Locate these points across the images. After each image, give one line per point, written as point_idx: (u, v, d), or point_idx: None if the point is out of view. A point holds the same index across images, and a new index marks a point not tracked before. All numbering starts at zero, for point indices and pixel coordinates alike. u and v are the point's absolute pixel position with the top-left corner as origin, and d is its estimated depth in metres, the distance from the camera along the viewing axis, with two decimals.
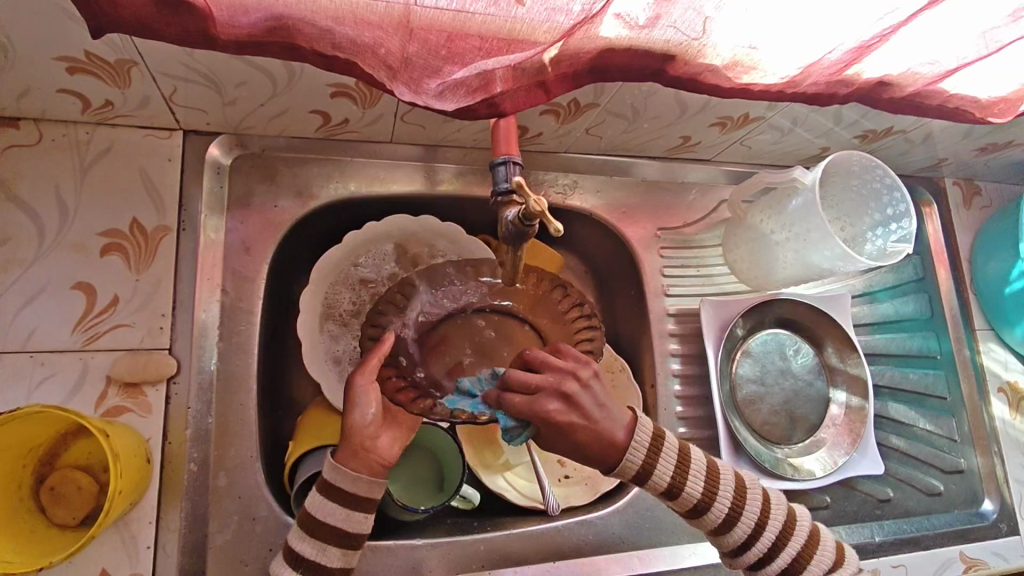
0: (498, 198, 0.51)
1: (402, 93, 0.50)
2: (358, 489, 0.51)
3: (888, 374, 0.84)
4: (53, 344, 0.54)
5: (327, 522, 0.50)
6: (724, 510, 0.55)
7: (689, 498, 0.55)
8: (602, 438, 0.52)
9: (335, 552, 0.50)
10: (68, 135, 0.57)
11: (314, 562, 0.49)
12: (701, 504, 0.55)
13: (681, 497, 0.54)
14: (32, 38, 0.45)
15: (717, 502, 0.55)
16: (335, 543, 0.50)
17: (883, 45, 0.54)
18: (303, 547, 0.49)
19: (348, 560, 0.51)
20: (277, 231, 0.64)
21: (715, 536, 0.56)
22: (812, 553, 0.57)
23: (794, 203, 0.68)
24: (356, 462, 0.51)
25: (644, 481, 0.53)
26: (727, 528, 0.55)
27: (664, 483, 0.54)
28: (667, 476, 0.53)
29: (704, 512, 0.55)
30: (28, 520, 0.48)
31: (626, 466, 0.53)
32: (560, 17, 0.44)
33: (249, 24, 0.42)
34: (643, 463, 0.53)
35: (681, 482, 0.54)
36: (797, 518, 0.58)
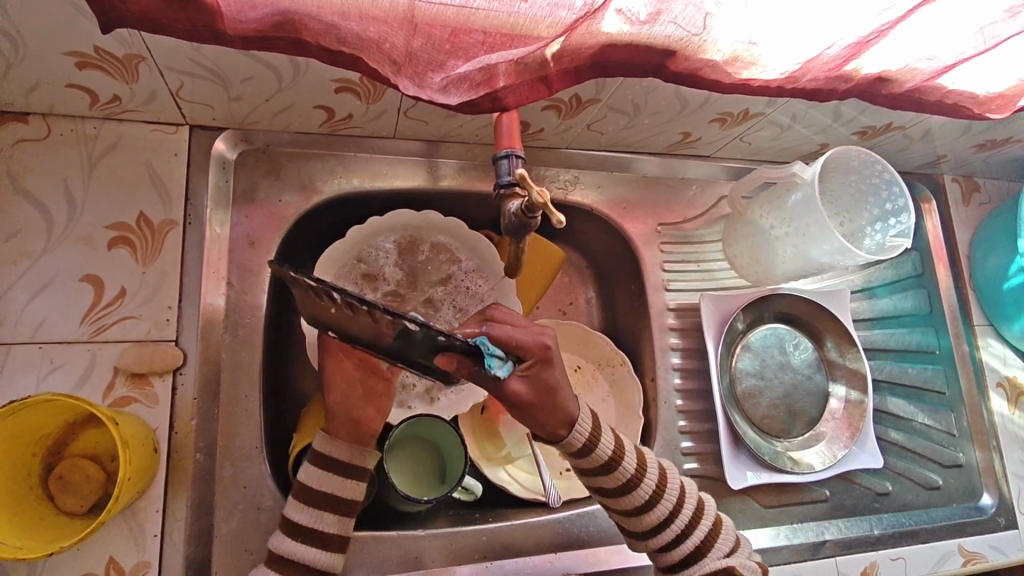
0: (500, 190, 0.52)
1: (407, 87, 0.51)
2: (349, 455, 0.54)
3: (887, 369, 0.85)
4: (61, 335, 0.55)
5: (325, 490, 0.52)
6: (651, 487, 0.55)
7: (620, 475, 0.54)
8: (564, 407, 0.52)
9: (332, 518, 0.52)
10: (76, 129, 0.58)
11: (310, 529, 0.51)
12: (631, 482, 0.54)
13: (617, 471, 0.54)
14: (43, 33, 0.45)
15: (646, 479, 0.55)
16: (329, 509, 0.52)
17: (882, 40, 0.54)
18: (301, 515, 0.51)
19: (344, 527, 0.53)
20: (282, 225, 0.65)
21: (636, 514, 0.55)
22: (717, 538, 0.57)
23: (794, 197, 0.68)
24: (347, 432, 0.55)
25: (587, 454, 0.53)
26: (651, 504, 0.55)
27: (605, 456, 0.53)
28: (609, 450, 0.54)
29: (631, 488, 0.54)
30: (37, 508, 0.49)
31: (576, 438, 0.52)
32: (562, 12, 0.45)
33: (256, 19, 0.43)
34: (589, 436, 0.53)
35: (618, 460, 0.54)
36: (706, 505, 0.59)
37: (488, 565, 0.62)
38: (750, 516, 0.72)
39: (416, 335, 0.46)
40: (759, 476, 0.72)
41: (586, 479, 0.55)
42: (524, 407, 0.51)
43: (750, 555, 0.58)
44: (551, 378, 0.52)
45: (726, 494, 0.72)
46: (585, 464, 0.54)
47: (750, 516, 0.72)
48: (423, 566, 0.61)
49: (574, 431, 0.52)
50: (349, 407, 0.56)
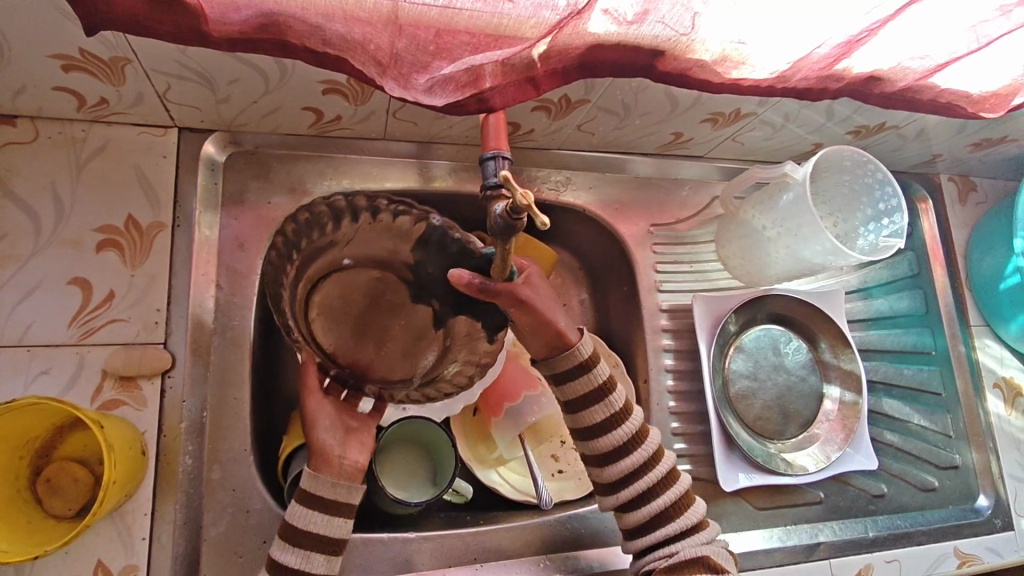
0: (487, 193, 0.50)
1: (392, 89, 0.51)
2: (338, 494, 0.53)
3: (882, 370, 0.84)
4: (49, 338, 0.55)
5: (308, 528, 0.51)
6: (630, 429, 0.58)
7: (609, 406, 0.58)
8: (557, 320, 0.59)
9: (319, 558, 0.51)
10: (64, 132, 0.58)
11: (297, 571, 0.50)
12: (617, 414, 0.58)
13: (606, 401, 0.59)
14: (29, 37, 0.45)
15: (628, 421, 0.59)
16: (318, 549, 0.51)
17: (871, 40, 0.54)
18: (287, 556, 0.50)
19: (331, 566, 0.52)
20: (271, 227, 0.65)
21: (614, 457, 0.58)
22: (684, 510, 0.59)
23: (786, 197, 0.68)
24: (333, 470, 0.54)
25: (585, 372, 0.59)
26: (628, 450, 0.58)
27: (599, 380, 0.59)
28: (603, 375, 0.59)
29: (614, 425, 0.58)
30: (24, 511, 0.49)
31: (579, 355, 0.59)
32: (546, 13, 0.45)
33: (239, 21, 0.43)
34: (587, 356, 0.60)
35: (610, 388, 0.59)
36: (681, 477, 0.60)
37: (478, 568, 0.62)
38: (744, 519, 0.72)
39: (434, 236, 0.59)
40: (753, 478, 0.71)
41: (575, 407, 0.59)
42: (530, 302, 0.57)
43: (718, 540, 0.60)
44: (539, 289, 0.60)
45: (719, 497, 0.72)
46: (581, 386, 0.59)
47: (742, 518, 0.72)
48: (413, 569, 0.61)
49: (576, 346, 0.59)
50: (338, 441, 0.56)
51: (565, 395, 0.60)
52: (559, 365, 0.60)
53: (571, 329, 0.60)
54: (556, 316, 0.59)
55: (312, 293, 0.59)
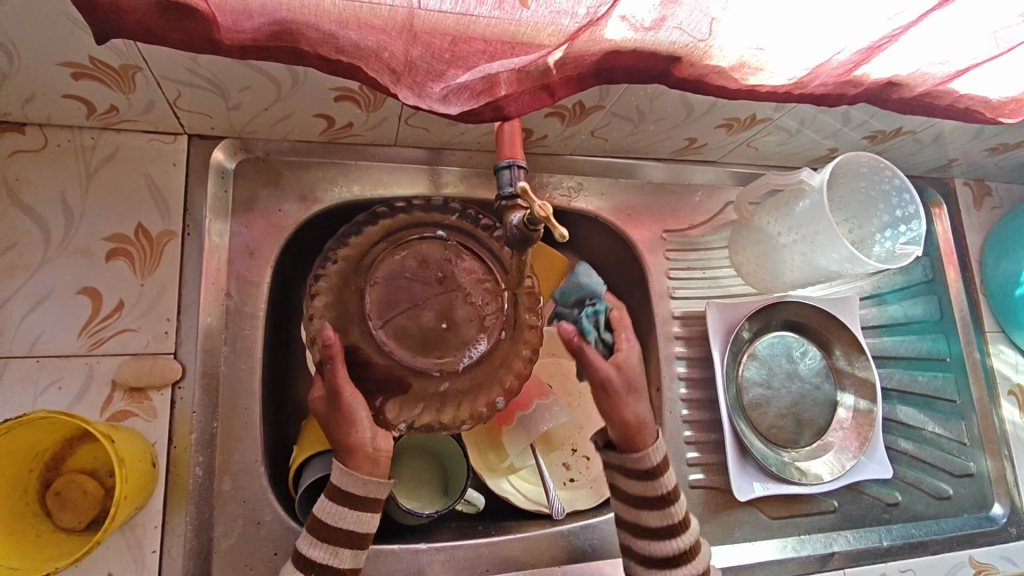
0: (503, 203, 0.51)
1: (406, 97, 0.50)
2: (368, 490, 0.52)
3: (896, 377, 0.83)
4: (58, 349, 0.54)
5: (341, 525, 0.51)
6: (684, 544, 0.60)
7: (670, 517, 0.60)
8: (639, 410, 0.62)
9: (347, 554, 0.51)
10: (73, 140, 0.57)
11: (325, 566, 0.50)
12: (677, 526, 0.60)
13: (666, 510, 0.60)
14: (39, 46, 0.45)
15: (681, 535, 0.60)
16: (345, 544, 0.51)
17: (892, 46, 0.53)
18: (315, 551, 0.50)
19: (359, 561, 0.52)
20: (280, 235, 0.64)
21: (662, 566, 0.59)
22: None
23: (802, 205, 0.67)
24: (369, 465, 0.53)
25: (655, 479, 0.60)
26: (676, 563, 0.59)
27: (667, 488, 0.61)
28: (669, 485, 0.61)
29: (670, 535, 0.59)
30: (35, 525, 0.49)
31: (655, 457, 0.61)
32: (564, 20, 0.44)
33: (252, 28, 0.42)
34: (658, 462, 0.61)
35: (675, 498, 0.61)
36: None
37: None
38: (757, 527, 0.71)
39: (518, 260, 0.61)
40: (767, 487, 0.71)
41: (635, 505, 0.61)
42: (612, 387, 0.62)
43: None
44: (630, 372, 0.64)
45: (732, 506, 0.71)
46: (643, 488, 0.60)
47: (756, 526, 0.71)
48: None
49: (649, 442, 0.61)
50: (369, 425, 0.53)
51: (626, 491, 0.62)
52: (628, 463, 0.61)
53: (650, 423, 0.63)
54: (638, 403, 0.62)
55: (382, 255, 0.59)
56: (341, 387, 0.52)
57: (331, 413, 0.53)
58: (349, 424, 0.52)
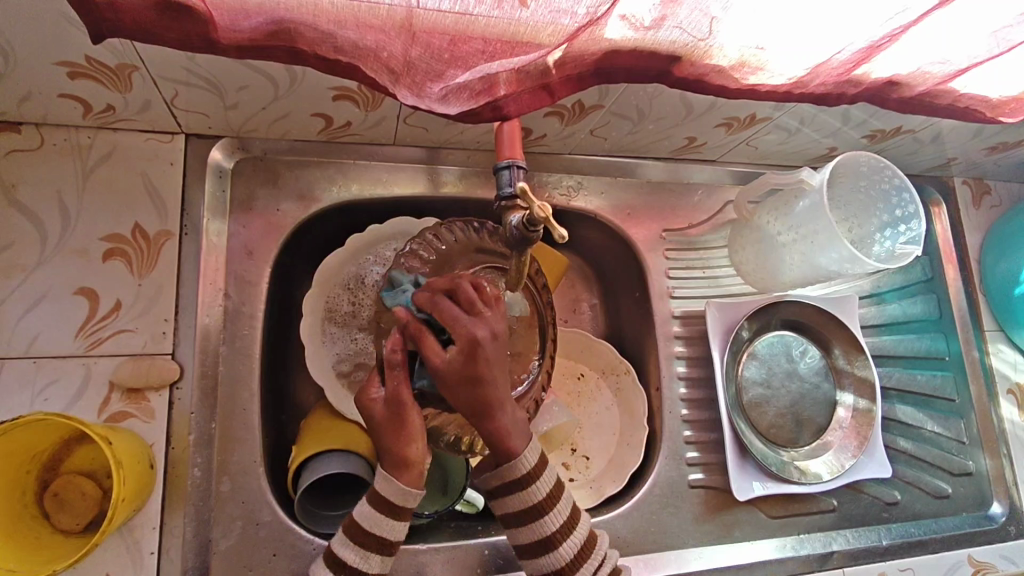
0: (502, 203, 0.51)
1: (405, 97, 0.49)
2: (406, 501, 0.47)
3: (896, 377, 0.83)
4: (55, 350, 0.54)
5: (373, 531, 0.47)
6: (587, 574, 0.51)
7: (554, 562, 0.50)
8: (501, 421, 0.47)
9: (376, 559, 0.47)
10: (69, 139, 0.57)
11: (355, 569, 0.47)
12: (565, 568, 0.51)
13: (545, 517, 0.50)
14: (34, 47, 0.44)
15: (569, 539, 0.51)
16: (375, 550, 0.47)
17: (892, 45, 0.53)
18: (347, 551, 0.47)
19: (386, 566, 0.48)
20: (280, 234, 0.64)
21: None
22: None
23: (803, 204, 0.67)
24: (412, 478, 0.47)
25: (536, 518, 0.50)
26: (573, 567, 0.51)
27: (555, 525, 0.50)
28: (556, 523, 0.50)
29: (551, 546, 0.50)
30: (33, 527, 0.48)
31: (531, 493, 0.50)
32: (565, 20, 0.44)
33: (249, 28, 0.42)
34: (531, 469, 0.49)
35: (562, 536, 0.51)
36: None
37: None
38: (757, 527, 0.71)
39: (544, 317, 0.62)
40: (767, 487, 0.71)
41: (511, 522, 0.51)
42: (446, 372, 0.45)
43: None
44: (487, 355, 0.45)
45: (732, 506, 0.71)
46: (516, 502, 0.50)
47: (756, 526, 0.71)
48: None
49: (516, 464, 0.49)
50: (422, 438, 0.48)
51: (502, 508, 0.51)
52: (500, 477, 0.50)
53: (518, 432, 0.48)
54: (497, 385, 0.46)
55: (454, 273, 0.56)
56: (406, 408, 0.47)
57: (389, 421, 0.47)
58: (405, 437, 0.47)
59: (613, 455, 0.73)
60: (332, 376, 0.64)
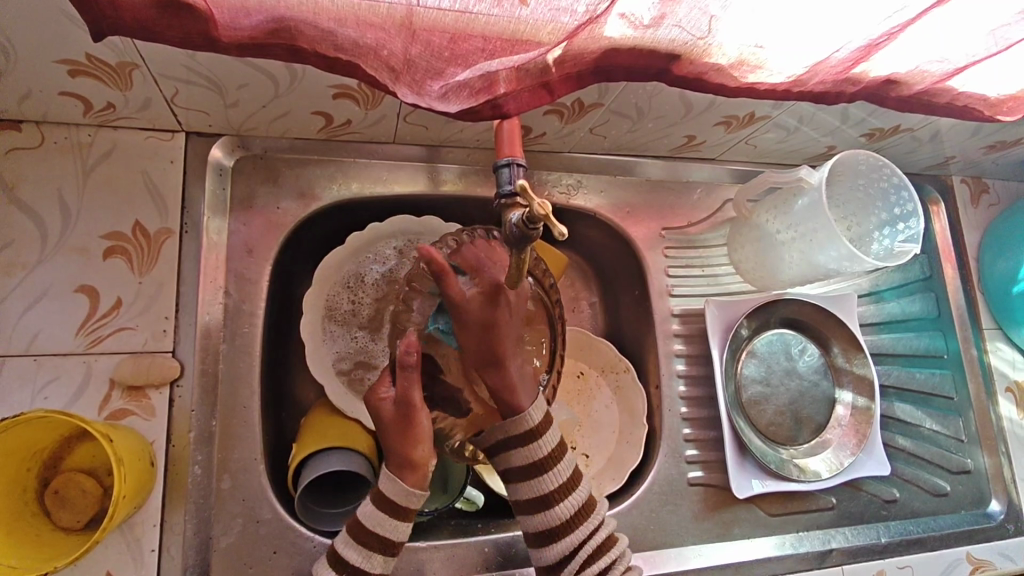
0: (502, 200, 0.51)
1: (405, 95, 0.50)
2: (407, 500, 0.47)
3: (895, 374, 0.84)
4: (56, 348, 0.54)
5: (376, 530, 0.47)
6: (584, 535, 0.52)
7: (550, 520, 0.52)
8: (507, 371, 0.52)
9: (378, 558, 0.47)
10: (70, 137, 0.57)
11: (358, 568, 0.47)
12: (562, 527, 0.52)
13: (548, 474, 0.52)
14: (34, 44, 0.45)
15: (569, 498, 0.52)
16: (378, 550, 0.47)
17: (890, 44, 0.53)
18: (349, 550, 0.47)
19: (388, 566, 0.48)
20: (280, 232, 0.64)
21: (554, 533, 0.52)
22: None
23: (801, 203, 0.67)
24: (415, 478, 0.48)
25: (537, 474, 0.52)
26: (570, 526, 0.52)
27: (556, 483, 0.52)
28: (557, 482, 0.52)
29: (551, 503, 0.52)
30: (34, 524, 0.48)
31: (535, 448, 0.52)
32: (565, 18, 0.44)
33: (250, 26, 0.42)
34: (537, 424, 0.52)
35: (560, 496, 0.52)
36: None
37: None
38: (756, 525, 0.71)
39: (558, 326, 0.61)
40: (766, 484, 0.71)
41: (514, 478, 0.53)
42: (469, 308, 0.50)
43: None
44: (505, 300, 0.51)
45: (731, 504, 0.71)
46: (519, 457, 0.52)
47: (755, 524, 0.71)
48: None
49: (522, 417, 0.52)
50: (429, 441, 0.48)
51: (505, 463, 0.53)
52: (506, 430, 0.52)
53: (523, 385, 0.52)
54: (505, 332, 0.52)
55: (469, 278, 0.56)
56: (415, 408, 0.48)
57: (398, 423, 0.48)
58: (411, 439, 0.47)
59: (612, 454, 0.72)
60: (332, 374, 0.64)
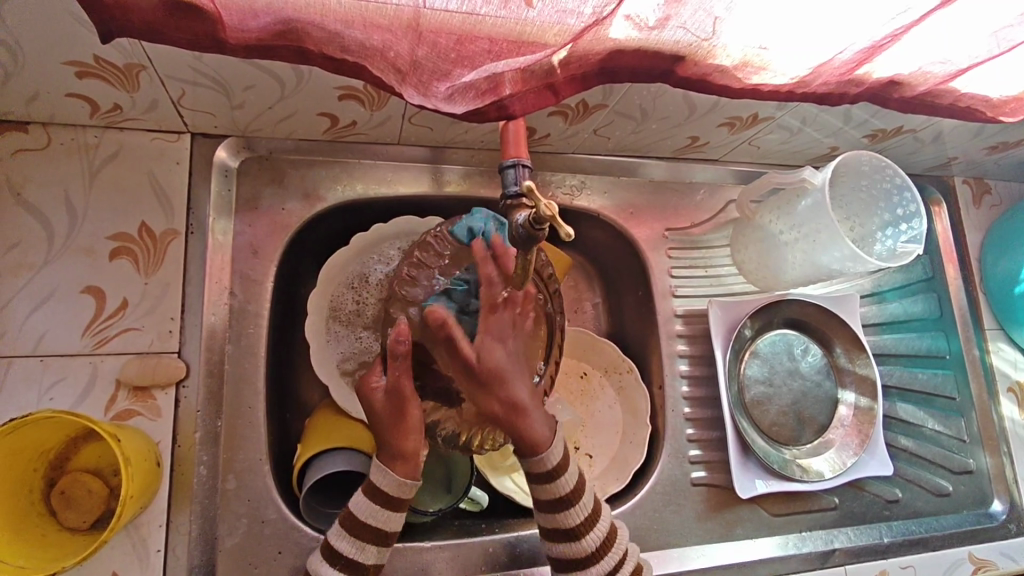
0: (508, 201, 0.51)
1: (411, 97, 0.50)
2: (403, 493, 0.48)
3: (897, 375, 0.84)
4: (62, 348, 0.54)
5: (369, 522, 0.47)
6: (610, 566, 0.52)
7: (575, 551, 0.52)
8: (518, 399, 0.52)
9: (372, 550, 0.48)
10: (77, 138, 0.57)
11: (352, 560, 0.47)
12: (587, 559, 0.52)
13: (571, 509, 0.51)
14: (42, 46, 0.45)
15: (593, 531, 0.52)
16: (371, 541, 0.48)
17: (894, 45, 0.53)
18: (342, 543, 0.47)
19: (382, 558, 0.49)
20: (285, 233, 0.64)
21: (579, 564, 0.52)
22: None
23: (804, 203, 0.67)
24: (407, 468, 0.48)
25: (562, 509, 0.51)
26: (595, 558, 0.52)
27: (580, 516, 0.52)
28: (580, 517, 0.52)
29: (575, 537, 0.52)
30: (40, 524, 0.49)
31: (559, 484, 0.51)
32: (571, 20, 0.44)
33: (257, 28, 0.42)
34: (558, 462, 0.51)
35: (585, 529, 0.52)
36: None
37: None
38: (759, 525, 0.71)
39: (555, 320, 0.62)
40: (769, 485, 0.71)
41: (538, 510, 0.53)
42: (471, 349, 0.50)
43: None
44: (502, 337, 0.51)
45: (734, 504, 0.71)
46: (541, 493, 0.52)
47: (758, 524, 0.71)
48: None
49: (541, 458, 0.51)
50: (420, 431, 0.49)
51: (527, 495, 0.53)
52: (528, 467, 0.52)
53: (536, 416, 0.52)
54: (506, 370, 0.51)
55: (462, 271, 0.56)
56: (407, 399, 0.49)
57: (389, 412, 0.49)
58: (402, 428, 0.48)
59: (615, 454, 0.73)
60: (337, 374, 0.64)
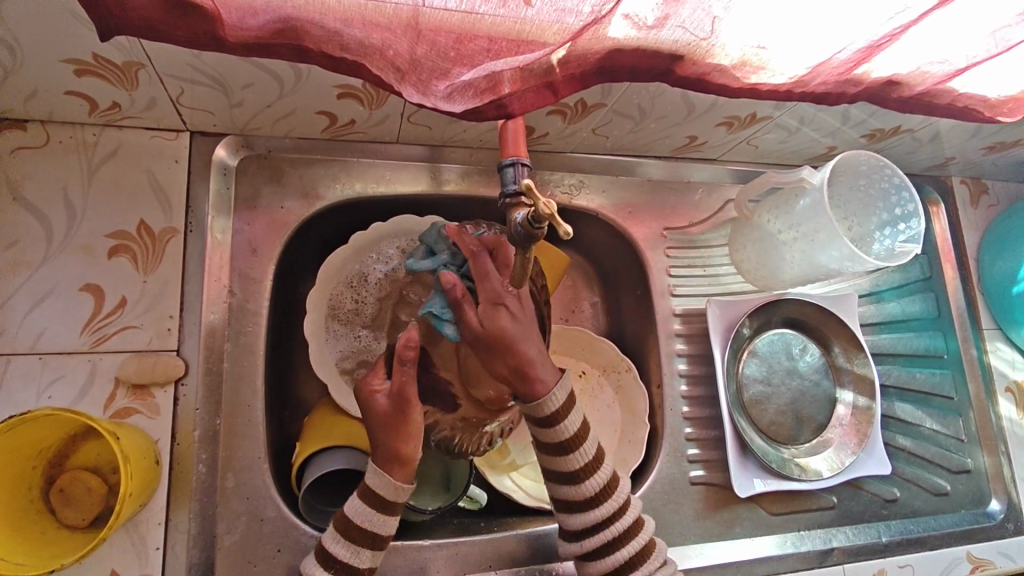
0: (507, 199, 0.51)
1: (410, 95, 0.50)
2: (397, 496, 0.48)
3: (894, 374, 0.84)
4: (61, 346, 0.54)
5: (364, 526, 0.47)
6: (608, 513, 0.52)
7: (577, 494, 0.51)
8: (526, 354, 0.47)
9: (366, 555, 0.48)
10: (76, 136, 0.57)
11: (346, 564, 0.47)
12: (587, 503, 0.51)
13: (572, 455, 0.50)
14: (41, 44, 0.45)
15: (595, 476, 0.51)
16: (366, 545, 0.47)
17: (892, 45, 0.53)
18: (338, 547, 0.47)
19: (376, 560, 0.49)
20: (284, 232, 0.64)
21: (580, 507, 0.52)
22: None
23: (802, 203, 0.68)
24: (404, 473, 0.48)
25: (563, 453, 0.50)
26: (596, 503, 0.51)
27: (580, 464, 0.50)
28: (583, 461, 0.50)
29: (578, 480, 0.51)
30: (39, 522, 0.49)
31: (559, 430, 0.49)
32: (569, 19, 0.44)
33: (256, 26, 0.42)
34: (558, 408, 0.48)
35: (587, 474, 0.51)
36: None
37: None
38: (757, 524, 0.71)
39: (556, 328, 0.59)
40: (768, 484, 0.71)
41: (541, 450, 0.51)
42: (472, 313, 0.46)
43: None
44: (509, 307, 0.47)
45: (732, 503, 0.71)
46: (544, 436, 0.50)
47: (756, 523, 0.71)
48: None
49: (543, 402, 0.48)
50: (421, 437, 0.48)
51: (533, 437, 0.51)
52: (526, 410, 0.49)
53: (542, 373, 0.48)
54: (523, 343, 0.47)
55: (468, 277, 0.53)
56: (411, 405, 0.47)
57: (390, 416, 0.47)
58: (403, 432, 0.47)
59: (613, 453, 0.73)
60: (335, 373, 0.64)
